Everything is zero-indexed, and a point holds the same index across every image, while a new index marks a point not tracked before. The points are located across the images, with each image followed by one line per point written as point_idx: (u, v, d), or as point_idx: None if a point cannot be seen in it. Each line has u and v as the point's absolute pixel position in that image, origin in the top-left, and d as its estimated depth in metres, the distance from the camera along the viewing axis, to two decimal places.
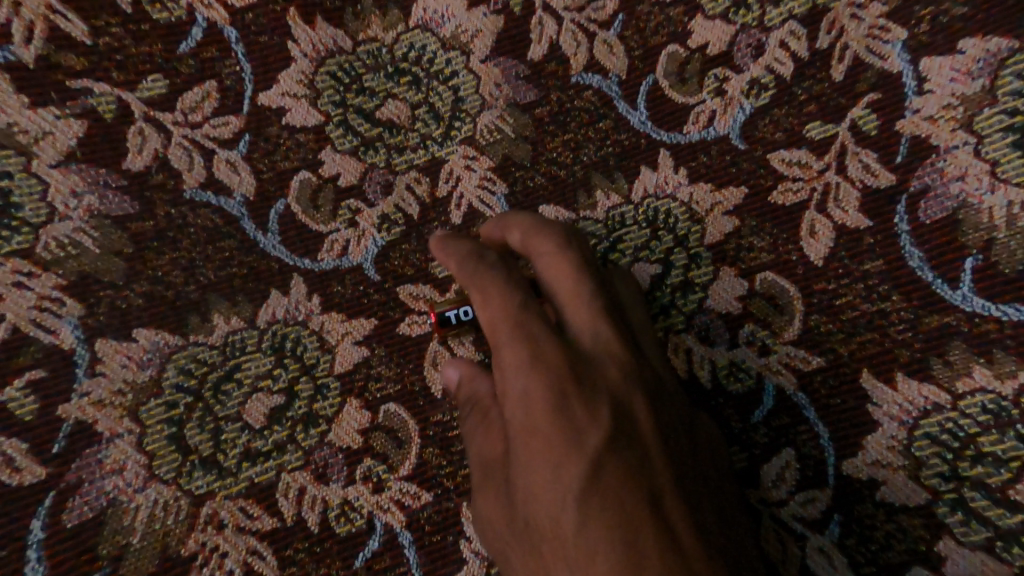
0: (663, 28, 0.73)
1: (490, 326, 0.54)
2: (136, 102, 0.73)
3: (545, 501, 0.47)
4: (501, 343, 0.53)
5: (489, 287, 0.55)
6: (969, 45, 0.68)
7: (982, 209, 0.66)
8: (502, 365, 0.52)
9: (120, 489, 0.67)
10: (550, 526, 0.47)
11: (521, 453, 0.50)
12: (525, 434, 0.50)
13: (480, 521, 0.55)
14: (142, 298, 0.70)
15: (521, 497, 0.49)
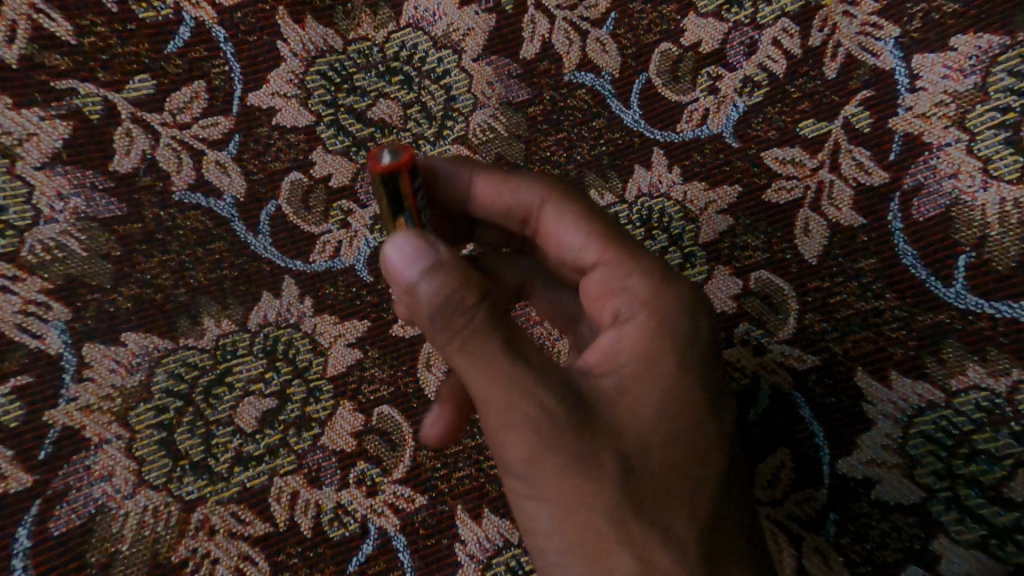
0: (656, 26, 0.72)
1: (608, 254, 0.54)
2: (122, 103, 0.72)
3: (670, 436, 0.45)
4: (621, 268, 0.52)
5: (595, 215, 0.56)
6: (961, 41, 0.68)
7: (975, 206, 0.66)
8: (619, 286, 0.52)
9: (108, 495, 0.66)
10: (675, 463, 0.45)
11: (621, 378, 0.47)
12: (647, 363, 0.47)
13: (518, 438, 0.44)
14: (130, 301, 0.69)
15: (620, 418, 0.45)
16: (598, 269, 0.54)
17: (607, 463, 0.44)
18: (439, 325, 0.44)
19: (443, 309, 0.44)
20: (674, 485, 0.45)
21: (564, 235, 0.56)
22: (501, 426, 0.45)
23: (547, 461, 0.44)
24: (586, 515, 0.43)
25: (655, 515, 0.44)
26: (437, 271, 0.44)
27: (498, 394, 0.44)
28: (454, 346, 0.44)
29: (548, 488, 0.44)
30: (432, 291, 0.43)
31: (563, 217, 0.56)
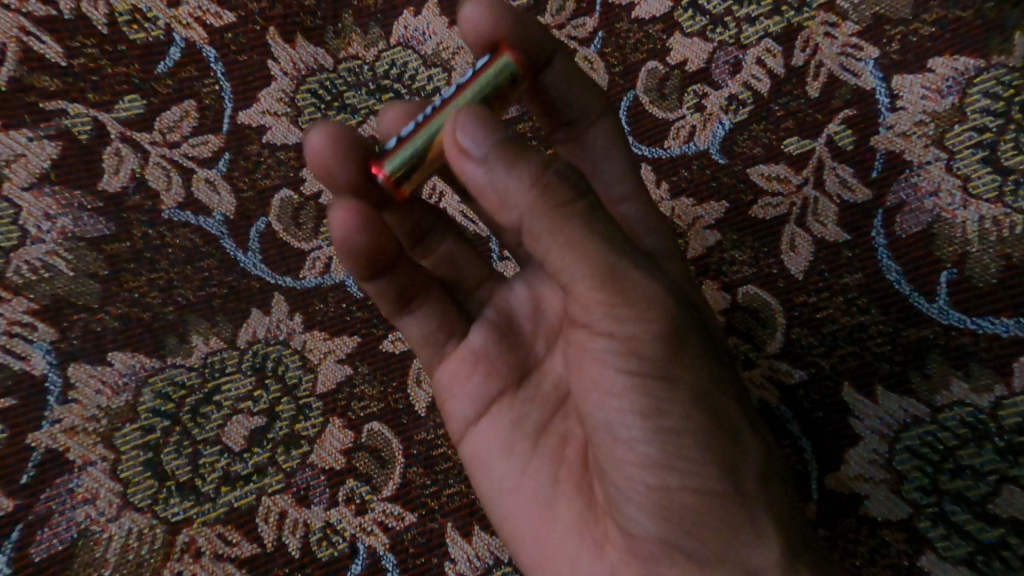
0: (643, 45, 0.74)
1: (631, 193, 0.61)
2: (112, 123, 0.72)
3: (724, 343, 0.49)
4: (648, 207, 0.61)
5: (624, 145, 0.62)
6: (938, 63, 0.70)
7: (955, 223, 0.67)
8: (651, 225, 0.61)
9: (92, 518, 0.66)
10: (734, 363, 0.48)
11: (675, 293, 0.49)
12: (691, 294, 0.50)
13: (637, 328, 0.43)
14: (117, 321, 0.69)
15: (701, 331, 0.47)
16: (628, 206, 0.61)
17: (706, 361, 0.46)
18: (542, 214, 0.40)
19: (552, 187, 0.40)
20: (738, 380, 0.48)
21: (602, 164, 0.62)
22: (609, 317, 0.43)
23: (662, 354, 0.44)
24: (703, 403, 0.45)
25: (747, 411, 0.47)
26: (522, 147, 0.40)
27: (622, 287, 0.42)
28: (561, 236, 0.40)
29: (670, 376, 0.44)
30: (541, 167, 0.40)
31: (606, 151, 0.61)
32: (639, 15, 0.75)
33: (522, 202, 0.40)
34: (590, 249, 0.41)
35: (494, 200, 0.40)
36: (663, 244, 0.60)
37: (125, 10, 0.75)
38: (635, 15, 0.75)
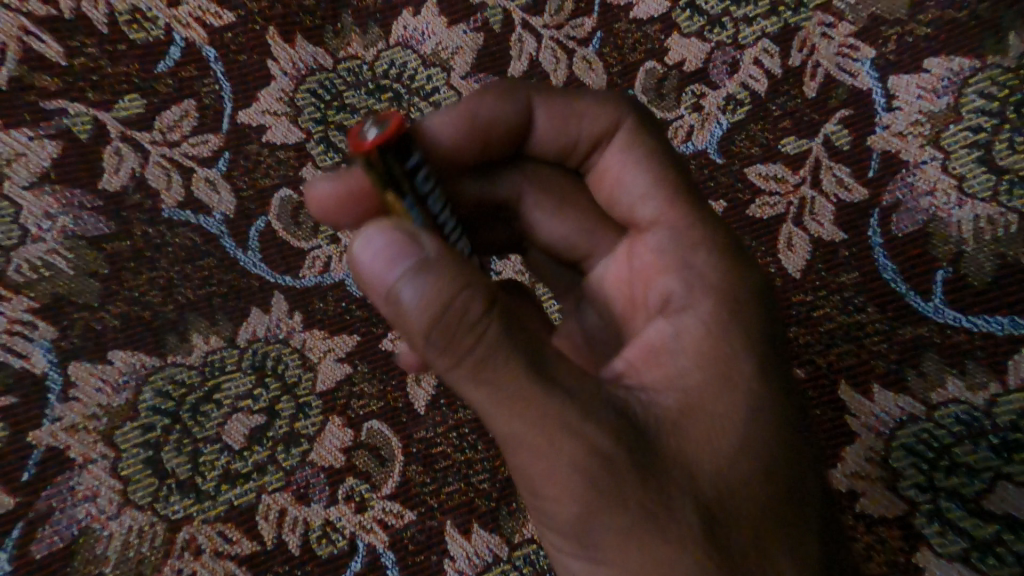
0: (641, 45, 0.73)
1: (669, 213, 0.51)
2: (112, 122, 0.72)
3: (755, 435, 0.42)
4: (684, 233, 0.50)
5: (659, 155, 0.53)
6: (934, 64, 0.70)
7: (951, 222, 0.68)
8: (672, 257, 0.49)
9: (92, 516, 0.66)
10: (763, 461, 0.42)
11: (694, 361, 0.44)
12: (716, 368, 0.43)
13: (569, 482, 0.39)
14: (118, 319, 0.70)
15: (696, 445, 0.41)
16: (658, 231, 0.51)
17: (680, 497, 0.40)
18: (441, 345, 0.39)
19: (447, 322, 0.38)
20: (760, 492, 0.41)
21: (627, 175, 0.53)
22: (540, 468, 0.40)
23: (605, 503, 0.39)
24: (659, 554, 0.39)
25: (746, 549, 0.40)
26: (430, 267, 0.38)
27: (547, 434, 0.39)
28: (473, 377, 0.39)
29: (614, 526, 0.39)
30: (444, 296, 0.38)
31: (628, 159, 0.53)
32: (637, 15, 0.74)
33: (428, 342, 0.39)
34: (507, 395, 0.39)
35: (404, 330, 0.40)
36: (688, 287, 0.47)
37: (125, 10, 0.75)
38: (634, 15, 0.74)
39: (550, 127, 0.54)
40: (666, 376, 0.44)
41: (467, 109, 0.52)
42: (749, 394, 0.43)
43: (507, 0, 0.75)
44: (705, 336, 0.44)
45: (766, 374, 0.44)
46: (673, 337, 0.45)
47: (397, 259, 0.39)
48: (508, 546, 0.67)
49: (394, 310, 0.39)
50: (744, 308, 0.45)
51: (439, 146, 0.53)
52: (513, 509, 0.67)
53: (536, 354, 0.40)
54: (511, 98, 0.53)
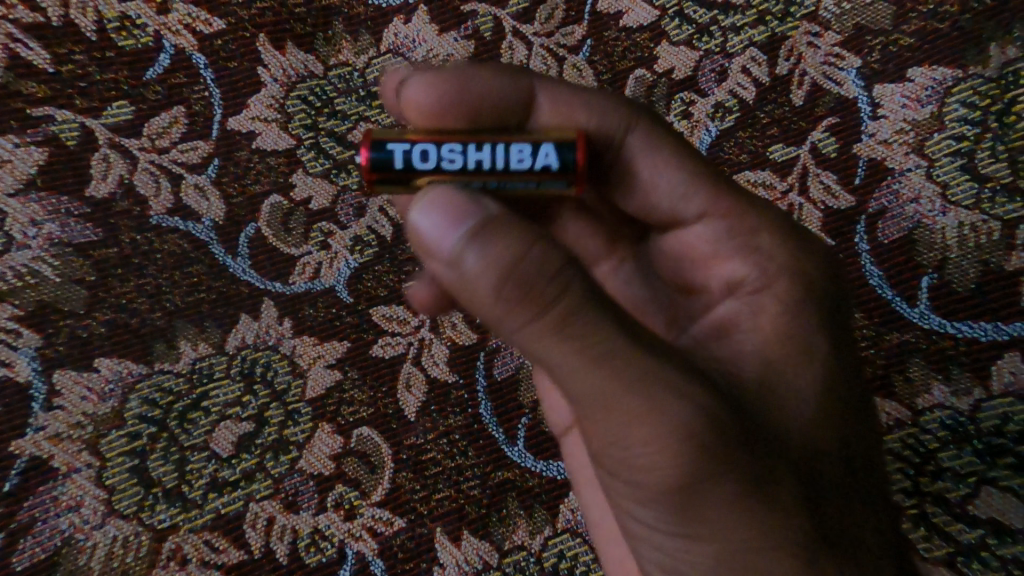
0: (631, 54, 0.74)
1: (717, 205, 0.53)
2: (99, 129, 0.72)
3: (830, 403, 0.46)
4: (741, 225, 0.52)
5: (691, 153, 0.54)
6: (918, 73, 0.71)
7: (935, 229, 0.69)
8: (734, 247, 0.52)
9: (76, 526, 0.65)
10: (839, 427, 0.45)
11: (766, 339, 0.47)
12: (792, 345, 0.46)
13: (669, 461, 0.38)
14: (105, 327, 0.69)
15: (779, 414, 0.44)
16: (709, 223, 0.53)
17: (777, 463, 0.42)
18: (523, 304, 0.38)
19: (536, 283, 0.37)
20: (839, 461, 0.45)
21: (662, 176, 0.53)
22: (633, 439, 0.39)
23: (716, 469, 0.39)
24: (770, 520, 0.41)
25: (833, 506, 0.43)
26: (497, 227, 0.38)
27: (655, 399, 0.38)
28: (560, 334, 0.38)
29: (722, 495, 0.40)
30: (523, 253, 0.37)
31: (657, 160, 0.53)
32: (627, 23, 0.74)
33: (506, 293, 0.37)
34: (606, 356, 0.38)
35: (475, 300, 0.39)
36: (759, 270, 0.50)
37: (113, 17, 0.74)
38: (624, 23, 0.74)
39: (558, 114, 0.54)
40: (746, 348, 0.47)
41: (460, 79, 0.53)
42: (825, 364, 0.46)
43: (497, 8, 0.75)
44: (782, 312, 0.48)
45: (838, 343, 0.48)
46: (749, 312, 0.49)
47: (445, 218, 0.39)
48: (498, 552, 0.67)
49: (462, 277, 0.38)
50: (815, 287, 0.49)
51: (423, 108, 0.54)
52: (503, 514, 0.67)
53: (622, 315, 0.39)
54: (509, 80, 0.54)
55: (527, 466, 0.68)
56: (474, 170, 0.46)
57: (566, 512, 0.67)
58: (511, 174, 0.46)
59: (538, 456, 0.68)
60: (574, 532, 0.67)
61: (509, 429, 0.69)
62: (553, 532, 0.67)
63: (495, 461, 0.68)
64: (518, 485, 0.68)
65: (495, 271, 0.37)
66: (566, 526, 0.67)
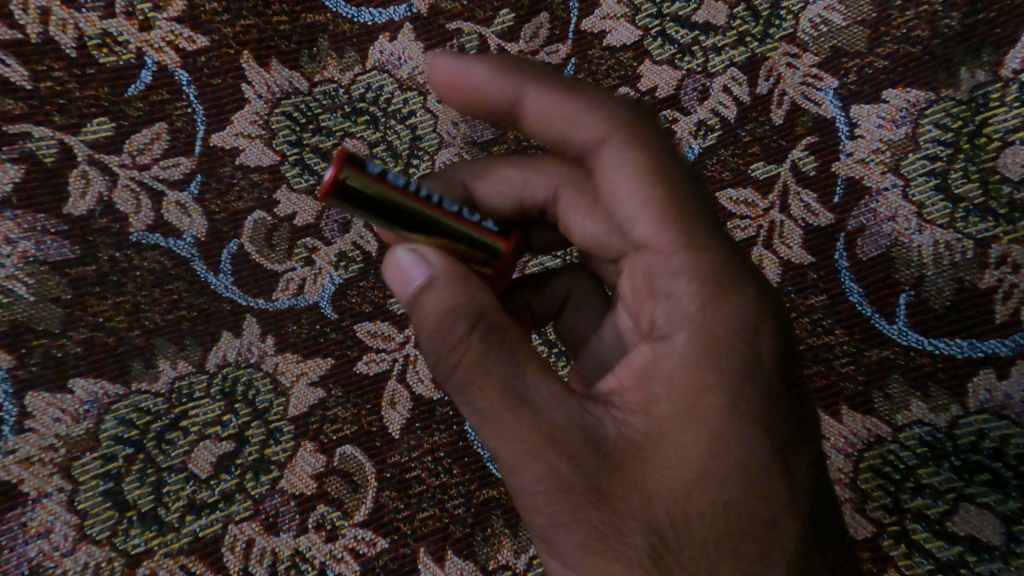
0: (614, 72, 0.74)
1: (659, 237, 0.48)
2: (78, 145, 0.70)
3: (728, 453, 0.43)
4: (669, 266, 0.47)
5: (663, 176, 0.49)
6: (892, 94, 0.71)
7: (912, 247, 0.70)
8: (660, 288, 0.48)
9: (45, 554, 0.64)
10: (745, 474, 0.43)
11: (667, 388, 0.44)
12: (691, 397, 0.44)
13: (526, 486, 0.44)
14: (81, 346, 0.68)
15: (662, 462, 0.43)
16: (649, 253, 0.49)
17: (629, 509, 0.43)
18: (438, 359, 0.45)
19: (442, 332, 0.44)
20: (727, 517, 0.43)
21: (619, 196, 0.50)
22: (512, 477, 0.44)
23: (561, 514, 0.43)
24: (614, 562, 0.43)
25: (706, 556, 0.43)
26: (440, 285, 0.45)
27: (514, 455, 0.43)
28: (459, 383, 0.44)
29: (570, 535, 0.43)
30: (438, 311, 0.44)
31: (619, 179, 0.49)
32: (610, 42, 0.75)
33: (429, 345, 0.45)
34: (484, 412, 0.44)
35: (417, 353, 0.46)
36: (669, 319, 0.46)
37: (94, 34, 0.72)
38: (607, 42, 0.75)
39: (537, 122, 0.53)
40: (655, 397, 0.45)
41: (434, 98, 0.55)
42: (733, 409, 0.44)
43: (483, 26, 0.75)
44: (686, 367, 0.44)
45: (744, 404, 0.44)
46: (654, 360, 0.46)
47: (400, 276, 0.46)
48: (483, 572, 0.66)
49: (413, 316, 0.46)
50: (730, 352, 0.44)
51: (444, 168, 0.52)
52: (488, 533, 0.67)
53: (516, 380, 0.43)
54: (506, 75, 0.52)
55: None
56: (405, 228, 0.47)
57: None
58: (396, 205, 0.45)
59: None
60: None
61: None
62: (537, 551, 0.67)
63: (479, 479, 0.68)
64: (503, 504, 0.67)
65: (424, 328, 0.45)
66: None
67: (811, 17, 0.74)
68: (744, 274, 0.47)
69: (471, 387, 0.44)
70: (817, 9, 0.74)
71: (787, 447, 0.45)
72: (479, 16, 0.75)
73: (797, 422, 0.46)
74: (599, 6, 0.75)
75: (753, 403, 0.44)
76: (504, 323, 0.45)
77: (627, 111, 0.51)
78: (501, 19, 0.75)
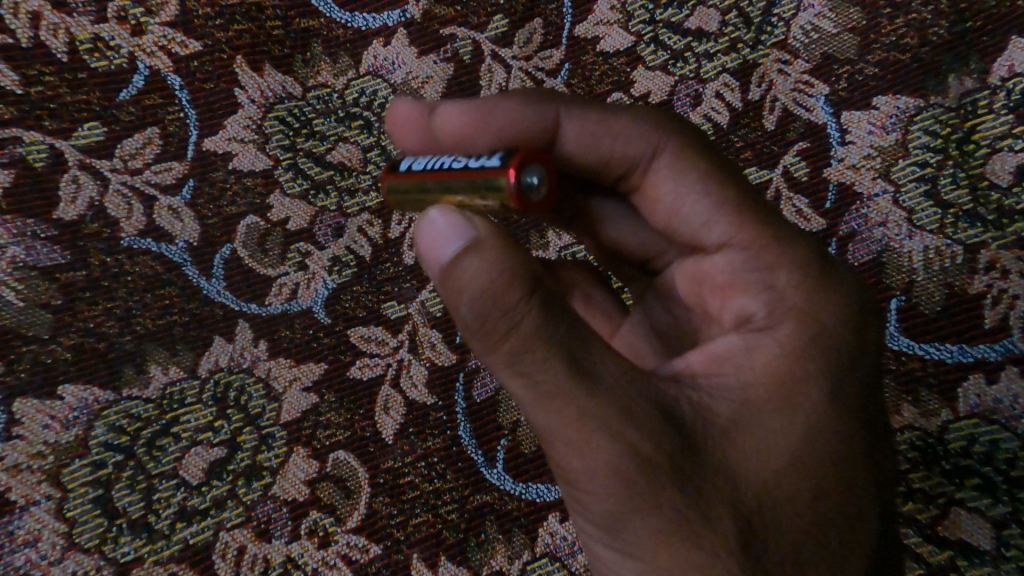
0: (608, 78, 0.75)
1: (741, 234, 0.51)
2: (69, 150, 0.70)
3: (818, 442, 0.45)
4: (760, 259, 0.50)
5: (724, 179, 0.52)
6: (882, 101, 0.72)
7: (903, 252, 0.70)
8: (748, 281, 0.50)
9: (32, 562, 0.64)
10: (831, 465, 0.45)
11: (758, 375, 0.46)
12: (783, 387, 0.45)
13: (597, 471, 0.42)
14: (70, 352, 0.67)
15: (753, 448, 0.44)
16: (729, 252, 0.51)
17: (713, 492, 0.43)
18: (481, 329, 0.41)
19: (493, 301, 0.40)
20: (804, 507, 0.44)
21: (687, 203, 0.53)
22: (575, 458, 0.42)
23: (639, 498, 0.42)
24: (693, 552, 0.42)
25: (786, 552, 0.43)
26: (484, 248, 0.40)
27: (584, 433, 0.41)
28: (511, 358, 0.42)
29: (646, 520, 0.42)
30: (482, 276, 0.40)
31: (679, 189, 0.53)
32: (604, 48, 0.75)
33: (470, 313, 0.41)
34: (545, 392, 0.41)
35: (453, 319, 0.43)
36: (769, 309, 0.48)
37: (85, 38, 0.72)
38: (601, 48, 0.75)
39: (581, 148, 0.55)
40: (742, 383, 0.46)
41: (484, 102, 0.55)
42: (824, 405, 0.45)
43: (476, 32, 0.75)
44: (780, 357, 0.46)
45: (837, 395, 0.46)
46: (745, 348, 0.47)
47: (435, 239, 0.41)
48: None
49: (447, 284, 0.41)
50: (826, 343, 0.47)
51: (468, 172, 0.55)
52: (482, 539, 0.67)
53: (583, 356, 0.42)
54: (534, 109, 0.54)
55: (506, 489, 0.68)
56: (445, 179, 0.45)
57: (545, 536, 0.67)
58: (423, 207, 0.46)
59: (516, 479, 0.68)
60: (553, 556, 0.67)
61: (488, 451, 0.68)
62: (531, 557, 0.67)
63: (473, 485, 0.68)
64: (497, 509, 0.67)
65: (464, 295, 0.41)
66: (545, 551, 0.67)
67: (803, 24, 0.74)
68: (840, 271, 0.50)
69: (527, 362, 0.41)
70: (808, 16, 0.74)
71: (873, 444, 0.47)
72: (473, 21, 0.75)
73: (879, 421, 0.48)
74: (593, 13, 0.76)
75: (840, 397, 0.46)
76: (554, 294, 0.42)
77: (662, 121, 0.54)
78: (494, 25, 0.75)
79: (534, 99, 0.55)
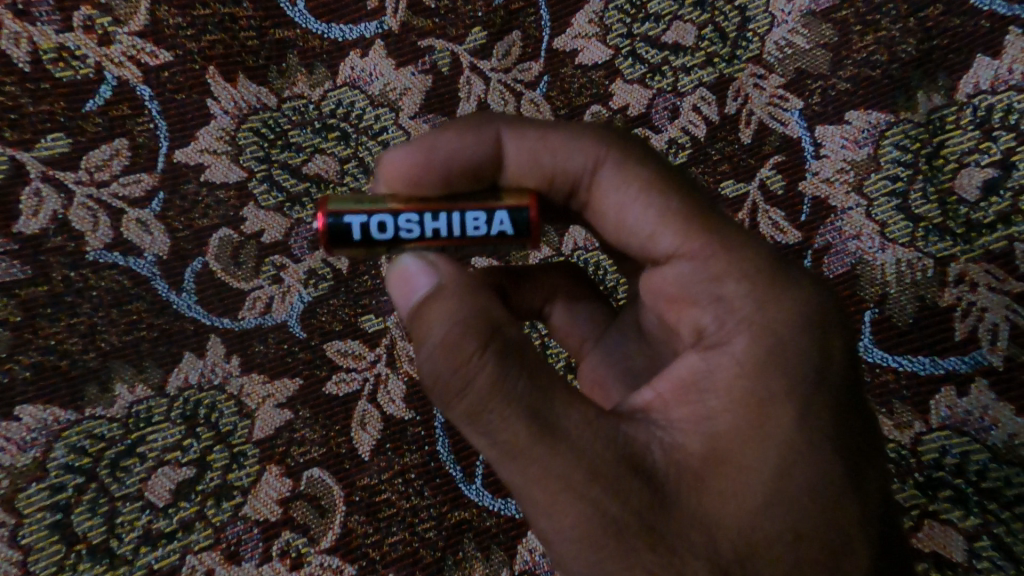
0: (586, 91, 0.75)
1: (689, 244, 0.48)
2: (31, 161, 0.68)
3: (795, 470, 0.43)
4: (707, 269, 0.48)
5: (666, 183, 0.50)
6: (854, 116, 0.73)
7: (875, 266, 0.71)
8: (700, 292, 0.48)
9: None
10: (814, 491, 0.43)
11: (722, 400, 0.44)
12: (747, 411, 0.43)
13: (573, 532, 0.42)
14: (30, 370, 0.65)
15: (724, 490, 0.42)
16: (678, 263, 0.49)
17: (687, 546, 0.42)
18: (444, 384, 0.42)
19: (453, 345, 0.41)
20: (788, 544, 0.42)
21: (630, 213, 0.51)
22: (550, 522, 0.42)
23: (612, 560, 0.42)
24: None
25: None
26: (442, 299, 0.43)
27: (551, 496, 0.41)
28: (472, 416, 0.42)
29: None
30: (440, 330, 0.42)
31: (621, 200, 0.51)
32: (582, 61, 0.75)
33: (430, 368, 0.42)
34: (508, 448, 0.42)
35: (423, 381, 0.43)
36: (721, 322, 0.47)
37: (50, 47, 0.70)
38: (579, 61, 0.75)
39: (523, 166, 0.53)
40: (709, 412, 0.44)
41: (425, 143, 0.52)
42: (798, 426, 0.43)
43: (455, 44, 0.75)
44: (741, 377, 0.44)
45: (809, 413, 0.44)
46: (706, 370, 0.46)
47: (405, 284, 0.44)
48: None
49: (416, 331, 0.43)
50: (789, 356, 0.44)
51: (401, 176, 0.51)
52: (460, 557, 0.65)
53: (545, 409, 0.41)
54: (472, 137, 0.53)
55: (484, 505, 0.66)
56: (431, 238, 0.49)
57: (524, 553, 0.66)
58: (416, 243, 0.49)
59: (495, 495, 0.67)
60: (530, 573, 0.65)
61: (467, 467, 0.67)
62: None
63: (450, 501, 0.66)
64: (475, 526, 0.66)
65: (427, 345, 0.42)
66: (523, 568, 0.65)
67: (777, 40, 0.75)
68: (798, 271, 0.48)
69: (489, 416, 0.41)
70: (782, 32, 0.75)
71: (860, 463, 0.45)
72: (451, 33, 0.75)
73: (866, 438, 0.46)
74: (571, 26, 0.76)
75: (819, 415, 0.44)
76: (519, 339, 0.42)
77: (602, 134, 0.53)
78: (472, 37, 0.75)
79: (472, 127, 0.53)
